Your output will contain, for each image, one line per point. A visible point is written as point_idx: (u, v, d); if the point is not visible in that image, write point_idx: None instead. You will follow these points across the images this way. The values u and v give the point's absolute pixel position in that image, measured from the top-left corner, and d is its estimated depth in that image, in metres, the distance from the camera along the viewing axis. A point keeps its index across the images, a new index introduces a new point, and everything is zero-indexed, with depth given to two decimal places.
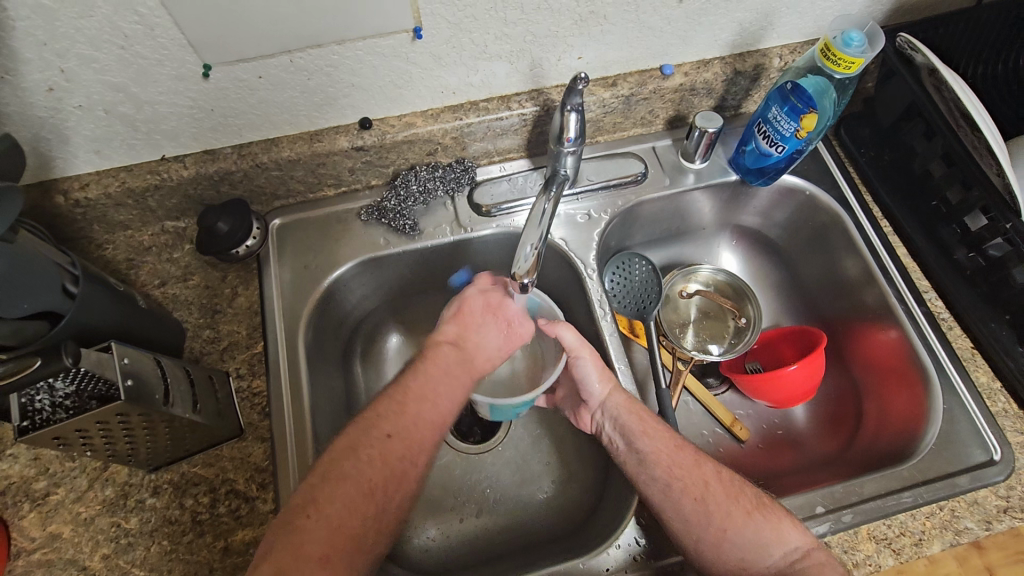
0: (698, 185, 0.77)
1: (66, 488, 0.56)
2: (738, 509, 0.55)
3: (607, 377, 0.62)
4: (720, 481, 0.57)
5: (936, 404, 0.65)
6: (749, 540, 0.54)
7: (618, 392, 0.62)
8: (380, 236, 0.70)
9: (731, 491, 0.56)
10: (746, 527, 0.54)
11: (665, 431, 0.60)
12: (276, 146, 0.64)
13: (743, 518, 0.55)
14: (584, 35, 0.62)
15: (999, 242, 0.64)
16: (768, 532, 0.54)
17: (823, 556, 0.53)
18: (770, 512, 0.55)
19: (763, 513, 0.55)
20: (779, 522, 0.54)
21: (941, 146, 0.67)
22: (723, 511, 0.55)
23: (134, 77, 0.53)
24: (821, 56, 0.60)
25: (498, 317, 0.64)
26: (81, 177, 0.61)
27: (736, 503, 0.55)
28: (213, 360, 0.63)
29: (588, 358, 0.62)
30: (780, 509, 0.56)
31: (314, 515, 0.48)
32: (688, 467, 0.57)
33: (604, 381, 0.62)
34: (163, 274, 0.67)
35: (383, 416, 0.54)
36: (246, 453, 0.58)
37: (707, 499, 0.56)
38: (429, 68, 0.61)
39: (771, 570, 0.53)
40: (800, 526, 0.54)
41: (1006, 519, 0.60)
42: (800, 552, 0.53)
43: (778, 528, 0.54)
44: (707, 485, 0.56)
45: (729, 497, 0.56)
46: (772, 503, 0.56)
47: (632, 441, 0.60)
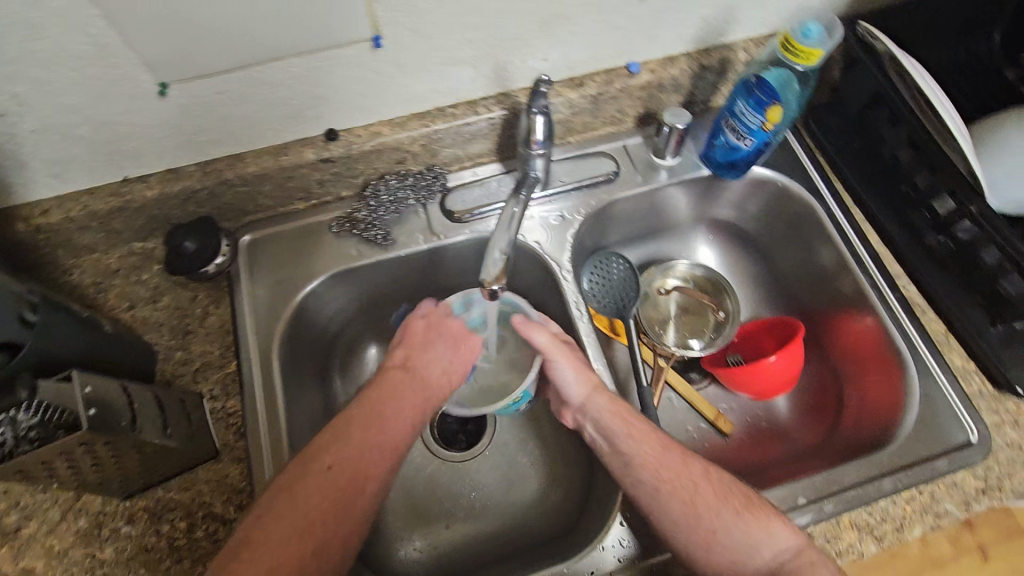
0: (671, 181, 0.77)
1: (38, 521, 0.55)
2: (727, 509, 0.54)
3: (585, 377, 0.62)
4: (708, 482, 0.55)
5: (914, 390, 0.65)
6: (738, 540, 0.52)
7: (597, 394, 0.61)
8: (353, 247, 0.70)
9: (719, 490, 0.55)
10: (735, 526, 0.53)
11: (651, 431, 0.59)
12: (241, 162, 0.63)
13: (731, 519, 0.53)
14: (548, 37, 0.62)
15: (967, 225, 0.64)
16: (757, 530, 0.52)
17: (815, 553, 0.51)
18: (757, 509, 0.54)
19: (752, 511, 0.53)
20: (767, 519, 0.53)
21: (906, 132, 0.67)
22: (711, 512, 0.54)
23: (89, 99, 0.52)
24: (782, 48, 0.60)
25: (444, 334, 0.65)
26: (42, 202, 0.60)
27: (724, 502, 0.54)
28: (186, 382, 0.62)
29: (564, 360, 0.62)
30: (770, 507, 0.54)
31: (249, 560, 0.46)
32: (676, 469, 0.56)
33: (582, 382, 0.62)
34: (131, 296, 0.65)
35: (327, 448, 0.52)
36: (222, 475, 0.58)
37: (696, 501, 0.54)
38: (393, 76, 0.61)
39: (763, 571, 0.52)
40: (789, 523, 0.53)
41: (984, 499, 0.60)
42: (790, 551, 0.51)
43: (766, 526, 0.52)
44: (695, 486, 0.55)
45: (717, 497, 0.54)
46: (761, 500, 0.55)
47: (619, 443, 0.59)
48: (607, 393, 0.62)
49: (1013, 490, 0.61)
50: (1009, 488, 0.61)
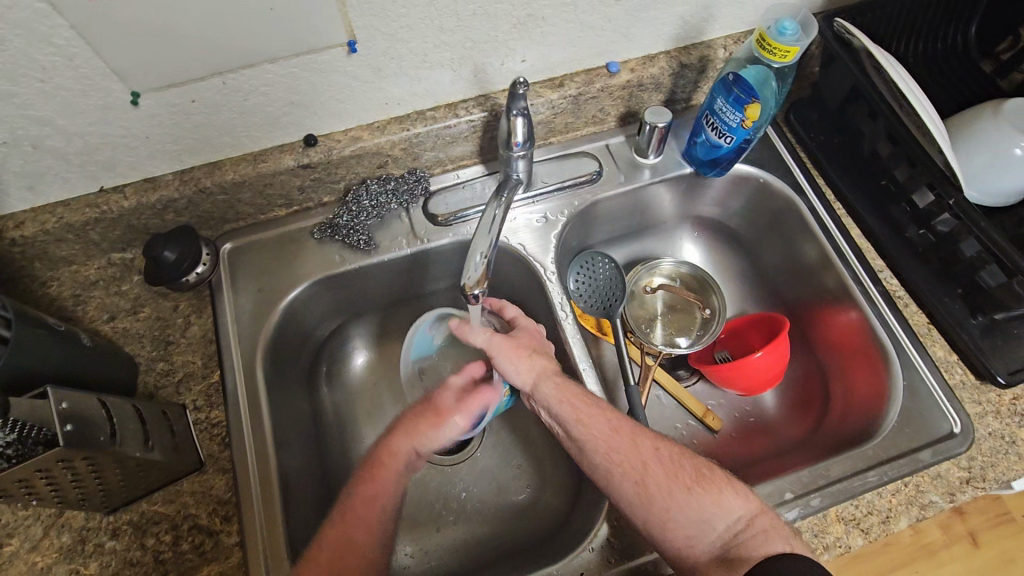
0: (654, 180, 0.77)
1: (20, 538, 0.54)
2: (679, 486, 0.55)
3: (528, 366, 0.61)
4: (659, 461, 0.56)
5: (897, 381, 0.66)
6: (692, 514, 0.54)
7: (543, 383, 0.60)
8: (335, 253, 0.69)
9: (671, 468, 0.55)
10: (688, 502, 0.54)
11: (600, 414, 0.58)
12: (219, 169, 0.62)
13: (685, 496, 0.54)
14: (525, 39, 0.62)
15: (947, 217, 0.65)
16: (710, 503, 0.54)
17: (767, 521, 0.53)
18: (709, 483, 0.55)
19: (703, 486, 0.55)
20: (718, 492, 0.54)
21: (885, 126, 0.68)
22: (664, 491, 0.54)
23: (58, 109, 0.51)
24: (758, 45, 0.60)
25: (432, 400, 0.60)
26: (16, 215, 0.59)
27: (676, 480, 0.55)
28: (168, 393, 0.61)
29: (503, 354, 0.61)
30: (720, 478, 0.55)
31: None
32: (627, 451, 0.56)
33: (526, 372, 0.60)
34: (111, 308, 0.65)
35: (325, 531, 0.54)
36: (207, 486, 0.57)
37: (648, 482, 0.55)
38: (369, 81, 0.60)
39: (716, 543, 0.53)
40: (741, 494, 0.54)
41: (968, 489, 0.61)
42: (742, 521, 0.53)
43: (717, 499, 0.54)
44: (646, 466, 0.55)
45: (669, 476, 0.55)
46: (711, 472, 0.56)
47: (570, 429, 0.58)
48: (554, 378, 0.60)
49: (997, 479, 0.61)
50: (993, 478, 0.61)
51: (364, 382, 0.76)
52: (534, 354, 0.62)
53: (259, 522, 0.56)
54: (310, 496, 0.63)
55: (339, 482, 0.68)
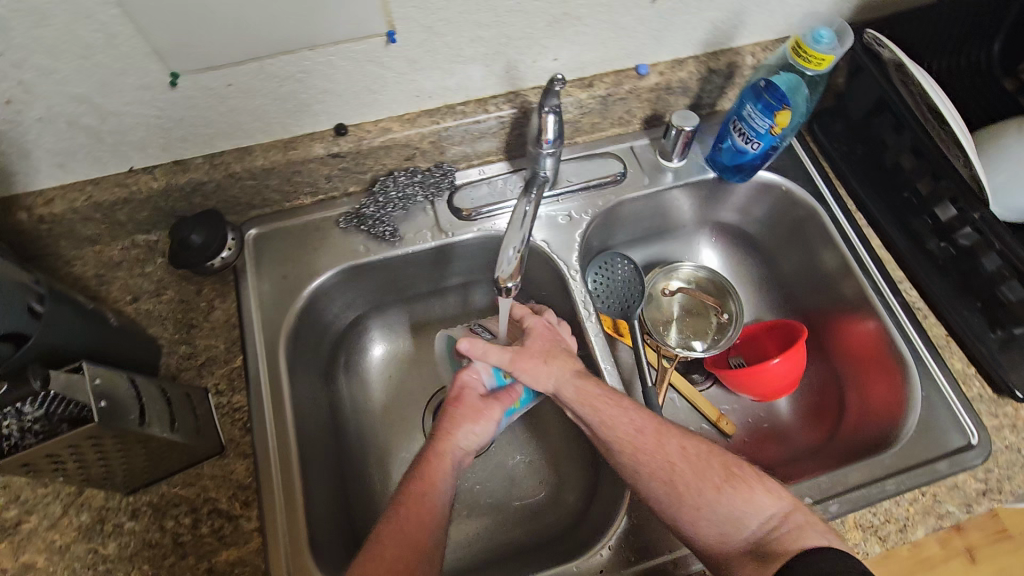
0: (677, 183, 0.77)
1: (39, 516, 0.54)
2: (707, 486, 0.54)
3: (547, 371, 0.61)
4: (687, 460, 0.55)
5: (914, 391, 0.66)
6: (723, 514, 0.53)
7: (567, 385, 0.60)
8: (360, 243, 0.69)
9: (699, 467, 0.55)
10: (718, 500, 0.54)
11: (622, 414, 0.58)
12: (249, 155, 0.63)
13: (714, 495, 0.54)
14: (559, 37, 0.62)
15: (968, 231, 0.65)
16: (741, 503, 0.54)
17: (802, 517, 0.53)
18: (739, 482, 0.55)
19: (734, 485, 0.55)
20: (749, 491, 0.54)
21: (910, 138, 0.68)
22: (693, 490, 0.54)
23: (96, 88, 0.51)
24: (793, 53, 0.61)
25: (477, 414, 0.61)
26: (45, 192, 0.59)
27: (704, 479, 0.55)
28: (190, 376, 0.61)
29: (520, 366, 0.61)
30: (749, 476, 0.55)
31: None
32: (653, 450, 0.56)
33: (546, 377, 0.61)
34: (135, 289, 0.65)
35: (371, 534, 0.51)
36: (228, 470, 0.57)
37: (676, 480, 0.55)
38: (403, 72, 0.60)
39: (750, 542, 0.53)
40: (773, 492, 0.54)
41: (985, 501, 0.61)
42: (774, 519, 0.53)
43: (747, 497, 0.54)
44: (673, 466, 0.55)
45: (698, 475, 0.55)
46: (741, 471, 0.56)
47: (597, 431, 0.59)
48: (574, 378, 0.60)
49: (1012, 492, 0.62)
50: (1008, 490, 0.62)
51: (381, 374, 0.76)
52: (551, 360, 0.61)
53: (280, 508, 0.56)
54: (329, 484, 0.63)
55: (356, 471, 0.68)
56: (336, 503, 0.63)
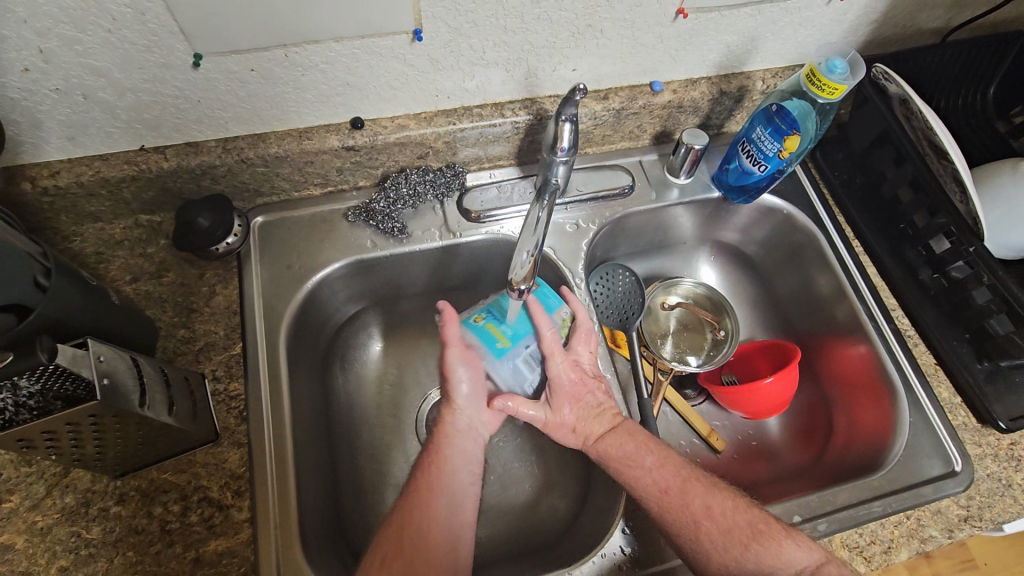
0: (682, 200, 0.79)
1: (21, 496, 0.53)
2: (734, 543, 0.54)
3: (572, 433, 0.62)
4: (711, 520, 0.56)
5: (902, 416, 0.68)
6: (751, 568, 0.54)
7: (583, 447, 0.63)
8: (367, 238, 0.69)
9: (724, 526, 0.55)
10: (746, 558, 0.54)
11: (645, 474, 0.57)
12: (263, 142, 0.62)
13: (742, 551, 0.54)
14: (580, 48, 0.63)
15: (961, 265, 0.67)
16: (769, 558, 0.54)
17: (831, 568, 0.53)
18: (766, 538, 0.54)
19: (761, 541, 0.54)
20: (777, 546, 0.54)
21: (911, 172, 0.70)
22: (720, 547, 0.54)
23: (118, 62, 0.50)
24: (807, 80, 0.63)
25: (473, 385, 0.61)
26: (51, 164, 0.57)
27: (731, 536, 0.55)
28: (188, 361, 0.60)
29: (550, 422, 0.63)
30: (776, 531, 0.55)
31: None
32: (678, 508, 0.56)
33: (570, 438, 0.63)
34: (135, 270, 0.64)
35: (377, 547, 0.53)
36: (221, 459, 0.56)
37: (703, 538, 0.55)
38: (425, 71, 0.61)
39: None
40: (801, 545, 0.54)
41: (966, 527, 0.63)
42: (807, 572, 0.53)
43: (776, 552, 0.54)
44: (697, 525, 0.55)
45: (723, 534, 0.55)
46: (767, 526, 0.55)
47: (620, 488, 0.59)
48: (594, 443, 0.61)
49: (992, 519, 0.63)
50: (988, 518, 0.63)
51: (378, 371, 0.75)
52: (579, 424, 0.62)
53: (272, 500, 0.55)
54: (320, 479, 0.62)
55: (347, 468, 0.68)
56: (326, 498, 0.62)
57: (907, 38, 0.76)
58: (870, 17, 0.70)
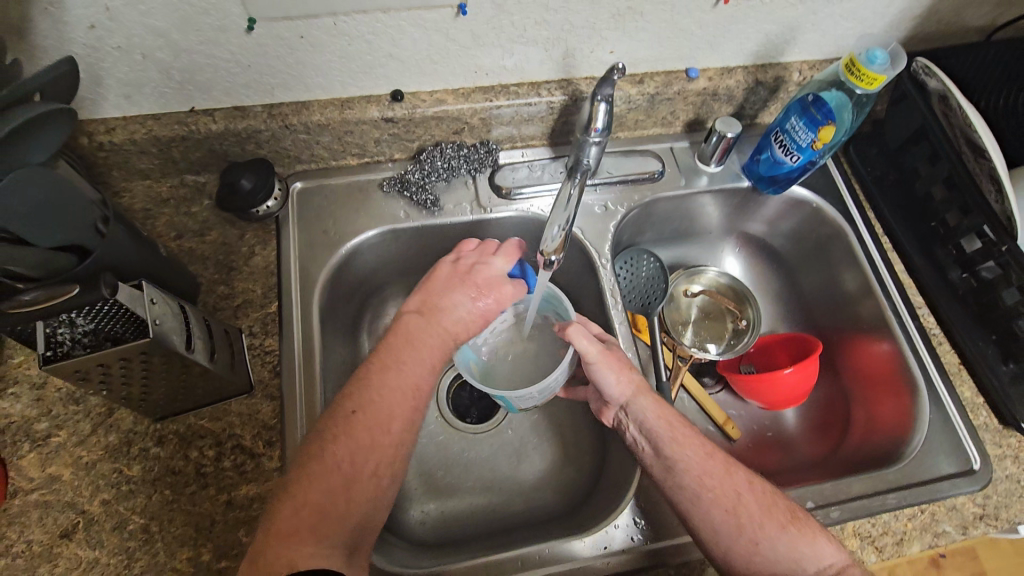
0: (711, 188, 0.79)
1: (68, 432, 0.56)
2: (772, 522, 0.54)
3: (625, 379, 0.61)
4: (753, 493, 0.55)
5: (922, 413, 0.68)
6: (783, 550, 0.52)
7: (642, 396, 0.61)
8: (400, 209, 0.71)
9: (766, 504, 0.55)
10: (781, 538, 0.53)
11: (695, 438, 0.58)
12: (307, 109, 0.64)
13: (779, 532, 0.53)
14: (620, 31, 0.64)
15: (991, 265, 0.67)
16: (803, 545, 0.53)
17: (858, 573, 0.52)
18: (803, 524, 0.54)
19: (798, 527, 0.54)
20: (813, 536, 0.53)
21: (945, 170, 0.70)
22: (757, 523, 0.53)
23: (177, 25, 0.53)
24: (845, 70, 0.63)
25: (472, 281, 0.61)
26: (107, 121, 0.60)
27: (770, 517, 0.54)
28: (226, 316, 0.62)
29: (603, 365, 0.61)
30: (813, 524, 0.55)
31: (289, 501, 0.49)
32: (721, 479, 0.55)
33: (623, 384, 0.61)
34: (179, 227, 0.66)
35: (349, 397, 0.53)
36: (255, 410, 0.59)
37: (740, 511, 0.54)
38: (466, 46, 0.62)
39: None
40: (834, 542, 0.53)
41: (981, 525, 0.63)
42: (834, 569, 0.52)
43: (812, 542, 0.53)
44: (739, 495, 0.55)
45: (764, 511, 0.54)
46: (805, 516, 0.55)
47: (662, 449, 0.58)
48: (651, 394, 0.61)
49: (1009, 520, 0.63)
50: (1004, 518, 0.63)
51: None
52: (631, 369, 0.62)
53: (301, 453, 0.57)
54: None
55: None
56: None
57: (951, 35, 0.75)
58: (913, 12, 0.70)
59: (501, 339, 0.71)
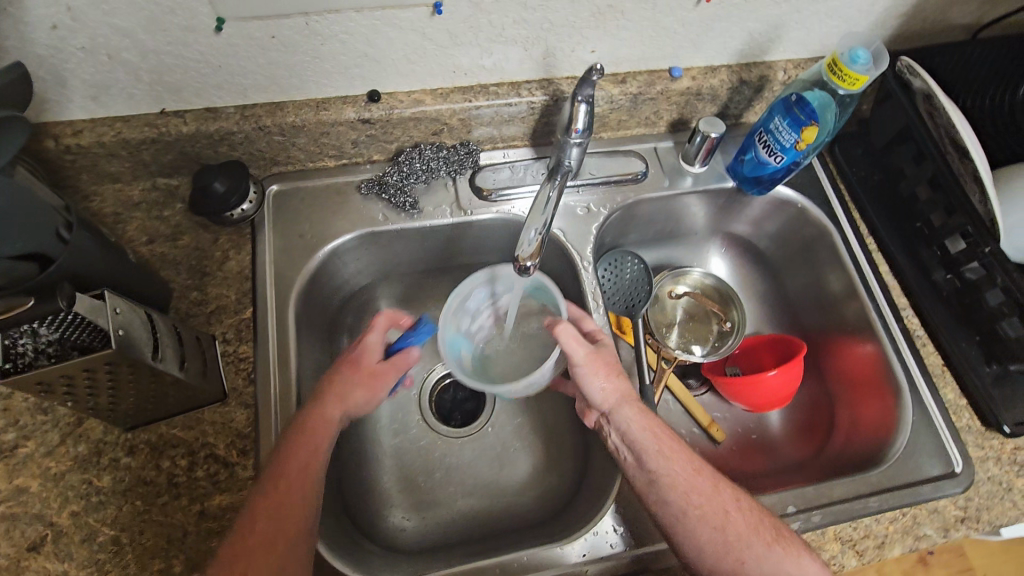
0: (695, 189, 0.78)
1: (36, 442, 0.55)
2: (758, 541, 0.53)
3: (610, 386, 0.60)
4: (740, 512, 0.55)
5: (906, 416, 0.68)
6: (767, 571, 0.52)
7: (627, 405, 0.60)
8: (379, 211, 0.70)
9: (752, 522, 0.54)
10: (767, 556, 0.53)
11: (682, 451, 0.57)
12: (281, 110, 0.63)
13: (764, 551, 0.53)
14: (600, 30, 0.63)
15: (975, 266, 0.67)
16: (788, 565, 0.53)
17: None
18: (787, 543, 0.54)
19: (783, 545, 0.54)
20: (798, 554, 0.53)
21: (930, 170, 0.70)
22: (743, 541, 0.53)
23: (143, 24, 0.51)
24: (828, 70, 0.62)
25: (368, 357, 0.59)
26: (74, 123, 0.59)
27: (756, 534, 0.54)
28: (199, 323, 0.61)
29: (589, 370, 0.60)
30: (798, 543, 0.55)
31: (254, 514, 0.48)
32: (708, 495, 0.55)
33: (609, 391, 0.60)
34: (151, 231, 0.65)
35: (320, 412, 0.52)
36: (228, 418, 0.58)
37: (727, 529, 0.54)
38: (443, 45, 0.61)
39: None
40: (818, 560, 0.54)
41: (962, 528, 0.63)
42: None
43: (797, 561, 0.53)
44: (727, 514, 0.54)
45: (750, 530, 0.54)
46: (790, 534, 0.55)
47: (644, 460, 0.57)
48: (636, 404, 0.60)
49: (990, 522, 0.63)
50: (985, 520, 0.63)
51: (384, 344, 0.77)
52: (619, 376, 0.61)
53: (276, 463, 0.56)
54: None
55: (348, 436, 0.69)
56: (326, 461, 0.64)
57: (935, 33, 0.74)
58: (899, 10, 0.69)
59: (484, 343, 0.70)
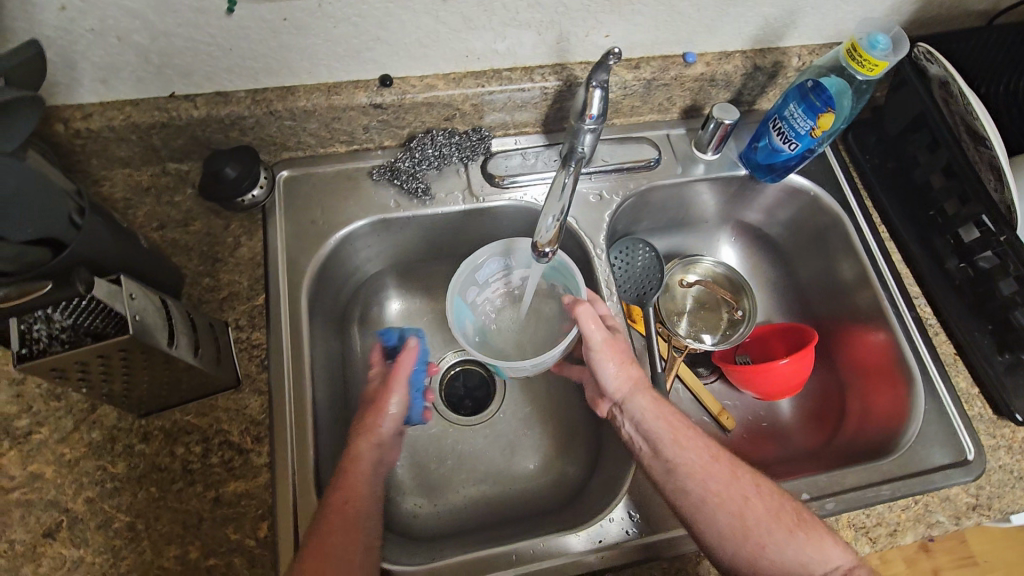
0: (707, 176, 0.77)
1: (50, 429, 0.54)
2: (779, 527, 0.53)
3: (623, 373, 0.61)
4: (760, 497, 0.55)
5: (918, 404, 0.68)
6: (790, 557, 0.52)
7: (640, 393, 0.60)
8: (391, 198, 0.69)
9: (772, 507, 0.54)
10: (787, 542, 0.53)
11: (697, 439, 0.58)
12: (292, 95, 0.62)
13: (786, 536, 0.53)
14: (615, 13, 0.62)
15: (989, 255, 0.67)
16: (810, 550, 0.52)
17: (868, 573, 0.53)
18: (810, 528, 0.54)
19: (806, 530, 0.53)
20: (821, 539, 0.53)
21: (945, 158, 0.69)
22: (763, 527, 0.53)
23: (153, 5, 0.50)
24: (847, 55, 0.62)
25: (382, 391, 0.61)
26: (83, 106, 0.58)
27: (776, 521, 0.54)
28: (212, 309, 0.61)
29: (604, 356, 0.60)
30: (821, 528, 0.54)
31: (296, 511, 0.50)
32: (725, 482, 0.55)
33: (622, 379, 0.61)
34: (162, 217, 0.64)
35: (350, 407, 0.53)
36: (242, 405, 0.57)
37: (746, 516, 0.54)
38: (457, 29, 0.60)
39: None
40: (842, 544, 0.53)
41: (974, 515, 0.63)
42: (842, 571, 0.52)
43: (820, 545, 0.52)
44: (745, 500, 0.55)
45: (770, 515, 0.54)
46: (812, 519, 0.55)
47: (659, 449, 0.57)
48: (648, 392, 0.60)
49: (1001, 509, 0.64)
50: (996, 508, 0.64)
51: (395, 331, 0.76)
52: (632, 364, 0.61)
53: (290, 450, 0.56)
54: (335, 431, 0.64)
55: None
56: (339, 447, 0.64)
57: (952, 19, 0.74)
58: None
59: (495, 306, 0.71)
